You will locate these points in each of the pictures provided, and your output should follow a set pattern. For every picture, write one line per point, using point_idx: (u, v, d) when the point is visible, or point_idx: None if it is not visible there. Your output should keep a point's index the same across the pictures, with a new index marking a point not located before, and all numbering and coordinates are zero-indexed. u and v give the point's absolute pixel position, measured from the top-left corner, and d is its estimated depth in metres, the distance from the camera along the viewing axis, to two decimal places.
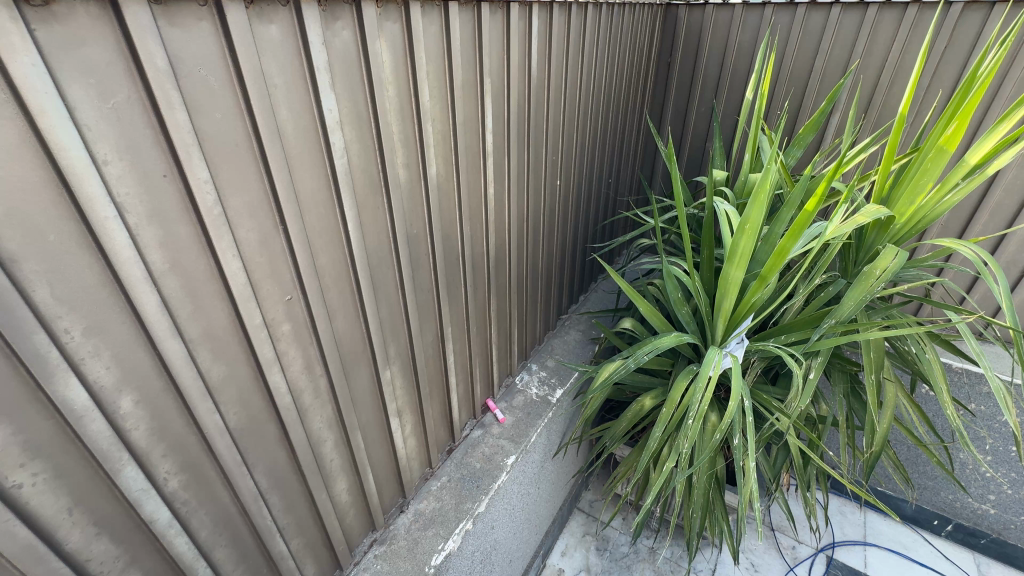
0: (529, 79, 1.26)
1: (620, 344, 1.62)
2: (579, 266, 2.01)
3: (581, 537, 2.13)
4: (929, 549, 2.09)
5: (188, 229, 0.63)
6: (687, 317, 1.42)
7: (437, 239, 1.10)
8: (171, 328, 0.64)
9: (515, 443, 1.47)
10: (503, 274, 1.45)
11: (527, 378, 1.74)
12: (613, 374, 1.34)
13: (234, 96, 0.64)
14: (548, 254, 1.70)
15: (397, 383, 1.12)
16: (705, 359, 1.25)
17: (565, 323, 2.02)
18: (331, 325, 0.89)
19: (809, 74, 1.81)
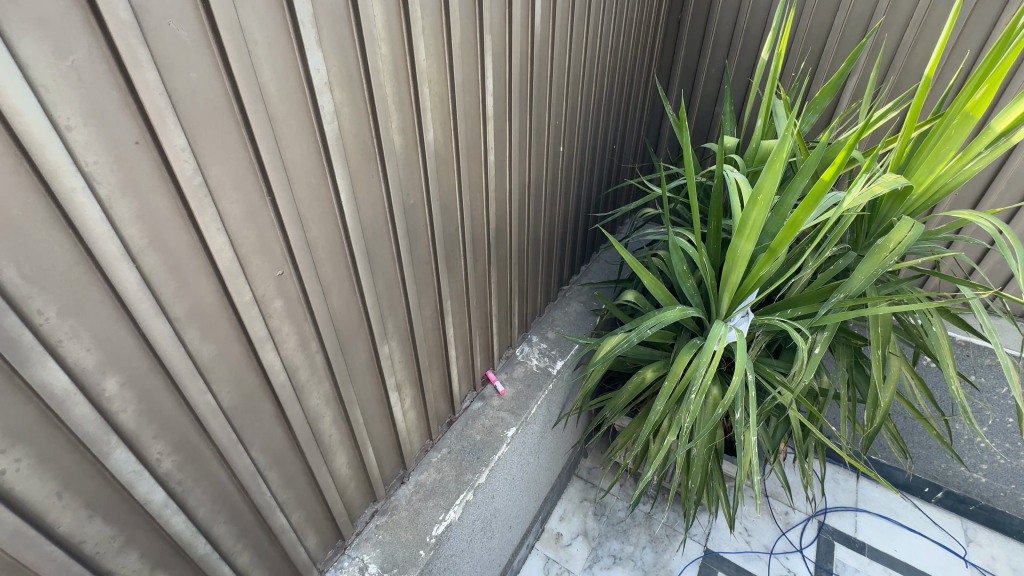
0: (532, 37, 1.18)
1: (622, 316, 1.60)
2: (581, 236, 1.96)
3: (579, 502, 2.17)
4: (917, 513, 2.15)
5: (167, 201, 0.59)
6: (691, 291, 1.39)
7: (436, 210, 1.05)
8: (155, 307, 0.61)
9: (516, 415, 1.47)
10: (504, 245, 1.41)
11: (527, 350, 1.72)
12: (615, 348, 1.32)
13: (210, 54, 0.58)
14: (549, 223, 1.65)
15: (396, 357, 1.10)
16: (710, 333, 1.23)
17: (566, 294, 1.99)
18: (325, 300, 0.86)
19: (828, 32, 1.71)
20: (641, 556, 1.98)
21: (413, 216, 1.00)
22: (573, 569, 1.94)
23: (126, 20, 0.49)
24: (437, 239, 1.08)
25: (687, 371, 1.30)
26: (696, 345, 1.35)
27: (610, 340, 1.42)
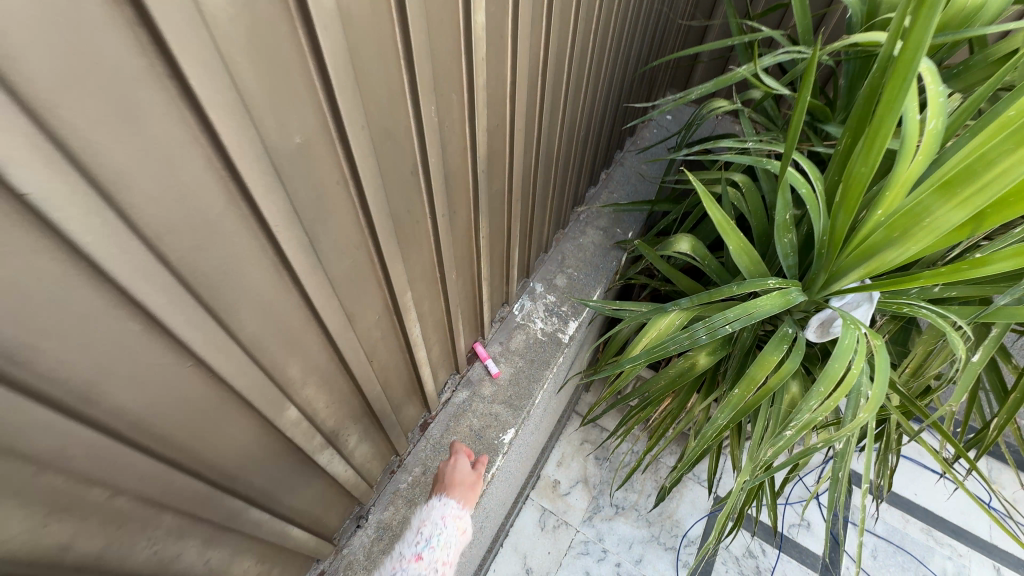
0: None
1: (668, 269, 1.12)
2: (607, 134, 1.37)
3: (579, 445, 1.94)
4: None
5: None
6: (788, 252, 0.91)
7: (363, 153, 0.50)
8: None
9: (516, 411, 1.08)
10: (499, 177, 0.85)
11: (528, 306, 1.26)
12: (671, 345, 0.86)
13: None
14: (569, 125, 1.06)
15: (319, 406, 0.64)
16: (838, 335, 0.76)
17: (580, 217, 1.46)
18: (93, 414, 0.36)
19: None
20: (645, 505, 1.80)
21: (308, 177, 0.45)
22: (572, 521, 1.76)
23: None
24: (370, 209, 0.54)
25: (773, 380, 0.87)
26: (788, 339, 0.90)
27: (657, 321, 0.96)
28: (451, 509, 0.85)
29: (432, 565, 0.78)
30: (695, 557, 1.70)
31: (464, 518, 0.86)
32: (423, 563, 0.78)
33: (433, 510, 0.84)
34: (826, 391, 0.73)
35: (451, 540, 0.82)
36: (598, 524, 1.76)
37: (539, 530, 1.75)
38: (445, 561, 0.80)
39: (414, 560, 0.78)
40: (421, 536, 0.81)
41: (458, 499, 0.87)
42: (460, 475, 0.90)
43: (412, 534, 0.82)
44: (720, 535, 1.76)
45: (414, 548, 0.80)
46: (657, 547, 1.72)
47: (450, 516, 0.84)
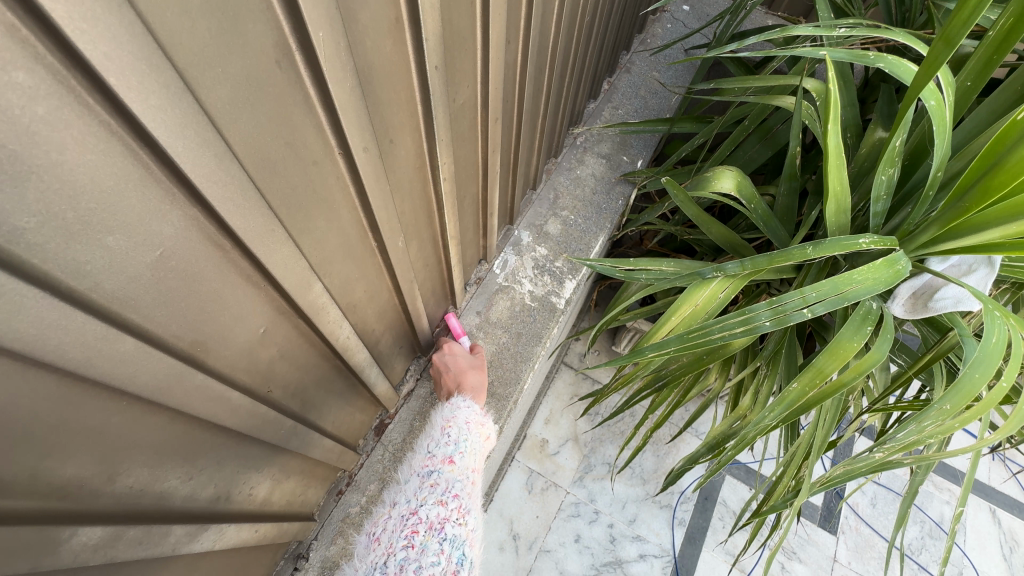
0: None
1: (699, 217, 0.83)
2: (615, 25, 1.01)
3: (568, 401, 1.76)
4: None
5: None
6: (882, 195, 0.63)
7: (89, 13, 0.19)
8: None
9: (500, 402, 0.86)
10: (468, 82, 0.53)
11: (513, 261, 0.98)
12: (717, 332, 0.60)
13: None
14: (572, 1, 0.71)
15: (174, 488, 0.39)
16: (985, 323, 0.52)
17: (577, 141, 1.14)
18: None
19: None
20: (640, 462, 1.67)
21: None
22: (561, 483, 1.63)
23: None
24: (168, 151, 0.24)
25: (850, 376, 0.64)
26: (873, 319, 0.66)
27: (694, 293, 0.70)
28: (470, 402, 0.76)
29: (465, 470, 0.70)
30: (691, 514, 1.61)
31: (488, 423, 0.77)
32: (456, 467, 0.69)
33: (461, 410, 0.73)
34: (952, 409, 0.51)
35: (479, 446, 0.74)
36: (590, 484, 1.63)
37: (526, 493, 1.61)
38: (475, 466, 0.72)
39: (446, 463, 0.69)
40: (450, 438, 0.71)
41: (471, 391, 0.78)
42: (464, 365, 0.80)
43: (439, 434, 0.72)
44: (718, 489, 1.66)
45: (445, 449, 0.70)
46: (652, 506, 1.61)
47: (476, 420, 0.75)
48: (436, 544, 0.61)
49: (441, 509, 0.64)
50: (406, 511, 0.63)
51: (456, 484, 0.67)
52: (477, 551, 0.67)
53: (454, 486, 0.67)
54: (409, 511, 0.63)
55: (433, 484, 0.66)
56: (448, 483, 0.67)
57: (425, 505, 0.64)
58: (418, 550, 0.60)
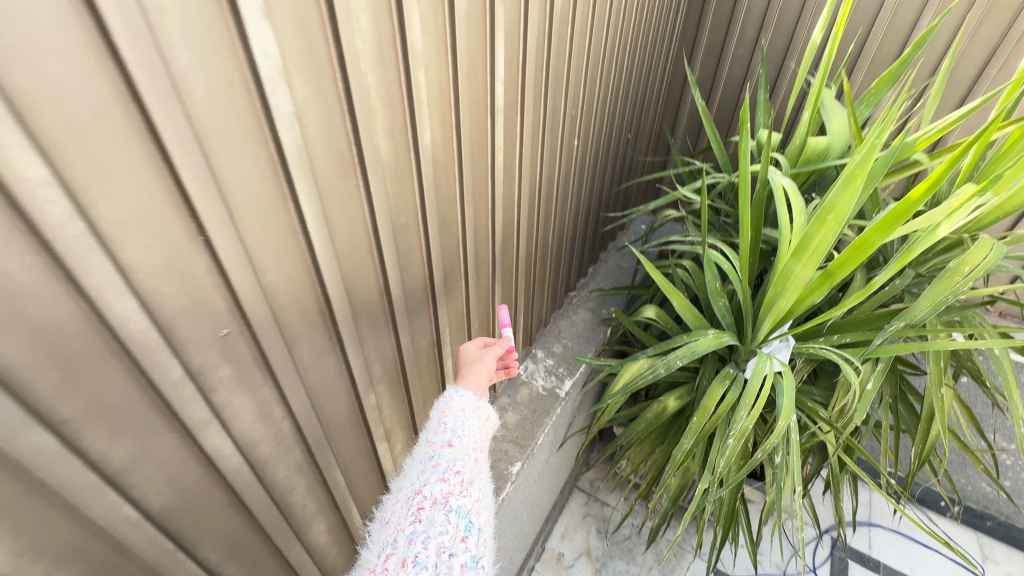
0: (550, 8, 0.96)
1: (640, 334, 1.41)
2: (590, 237, 1.77)
3: (581, 518, 2.04)
4: (930, 527, 2.02)
5: (32, 263, 0.39)
6: (724, 311, 1.21)
7: (430, 229, 0.85)
8: (29, 416, 0.42)
9: (522, 447, 1.32)
10: (509, 257, 1.21)
11: (531, 367, 1.55)
12: (639, 380, 1.15)
13: (83, 30, 0.36)
14: (560, 226, 1.46)
15: (384, 403, 0.92)
16: (754, 367, 1.07)
17: (573, 300, 1.81)
18: (293, 357, 0.67)
19: (878, 12, 1.52)
20: None
21: (402, 240, 0.80)
22: None
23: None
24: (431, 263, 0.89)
25: (720, 408, 1.12)
26: (729, 377, 1.16)
27: (629, 367, 1.25)
28: (464, 394, 0.85)
29: (465, 449, 0.75)
30: None
31: (483, 405, 0.84)
32: (455, 449, 0.75)
33: (453, 400, 0.82)
34: (749, 404, 1.04)
35: (475, 425, 0.80)
36: None
37: None
38: (475, 445, 0.78)
39: (446, 447, 0.75)
40: (448, 426, 0.78)
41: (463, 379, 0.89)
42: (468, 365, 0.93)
43: (437, 424, 0.80)
44: None
45: (443, 436, 0.77)
46: None
47: (470, 406, 0.83)
48: (442, 516, 0.67)
49: (444, 486, 0.70)
50: (412, 492, 0.70)
51: (458, 462, 0.73)
52: (487, 517, 0.73)
53: (456, 465, 0.73)
54: (415, 492, 0.70)
55: (435, 466, 0.72)
56: (449, 463, 0.73)
57: (429, 485, 0.70)
58: (426, 524, 0.66)
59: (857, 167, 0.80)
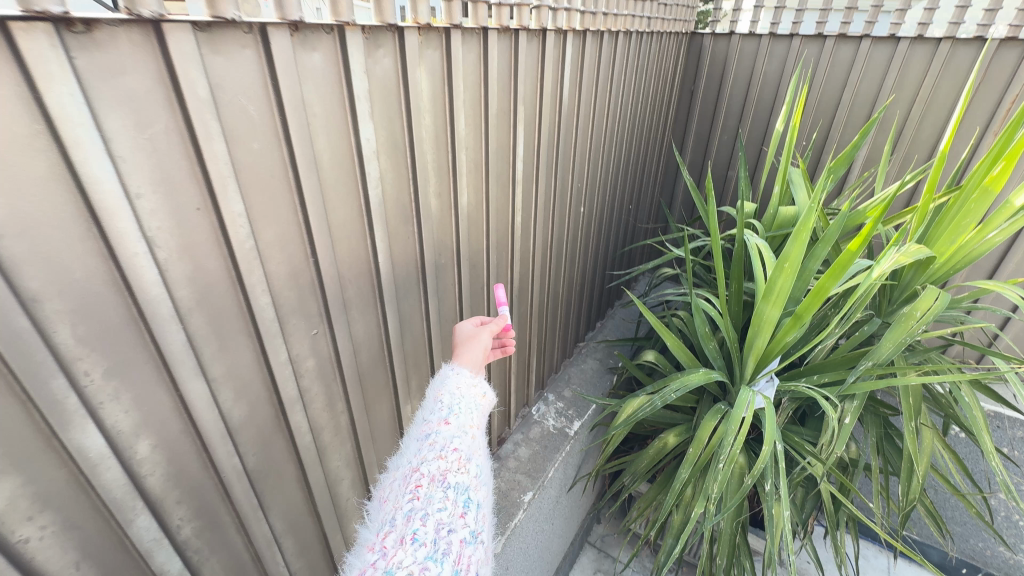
0: (560, 105, 1.24)
1: (642, 377, 1.55)
2: (598, 293, 1.98)
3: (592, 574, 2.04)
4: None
5: (219, 264, 0.60)
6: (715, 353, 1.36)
7: (463, 269, 1.06)
8: (196, 368, 0.61)
9: (533, 479, 1.43)
10: (525, 303, 1.42)
11: (543, 409, 1.69)
12: (639, 412, 1.28)
13: (273, 124, 0.61)
14: (569, 280, 1.67)
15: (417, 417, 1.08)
16: (738, 399, 1.20)
17: (582, 351, 1.98)
18: (356, 360, 0.85)
19: (837, 106, 1.81)
20: None
21: (441, 277, 1.01)
22: None
23: (195, 74, 0.51)
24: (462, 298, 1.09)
25: (713, 439, 1.24)
26: (721, 412, 1.29)
27: (630, 403, 1.38)
28: (460, 371, 0.77)
29: (463, 427, 0.67)
30: None
31: (481, 383, 0.75)
32: (453, 427, 0.66)
33: (448, 378, 0.73)
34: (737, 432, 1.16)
35: (474, 403, 0.71)
36: None
37: None
38: (473, 422, 0.69)
39: (442, 424, 0.66)
40: (444, 404, 0.70)
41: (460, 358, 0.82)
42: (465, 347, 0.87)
43: (432, 404, 0.71)
44: None
45: (440, 414, 0.68)
46: None
47: (466, 384, 0.74)
48: (441, 493, 0.58)
49: (442, 462, 0.61)
50: (409, 470, 0.62)
51: (455, 440, 0.64)
52: (487, 497, 0.64)
53: (453, 442, 0.64)
54: (412, 469, 0.61)
55: (432, 444, 0.64)
56: (446, 441, 0.64)
57: (426, 462, 0.61)
58: (424, 501, 0.57)
59: (800, 225, 1.02)
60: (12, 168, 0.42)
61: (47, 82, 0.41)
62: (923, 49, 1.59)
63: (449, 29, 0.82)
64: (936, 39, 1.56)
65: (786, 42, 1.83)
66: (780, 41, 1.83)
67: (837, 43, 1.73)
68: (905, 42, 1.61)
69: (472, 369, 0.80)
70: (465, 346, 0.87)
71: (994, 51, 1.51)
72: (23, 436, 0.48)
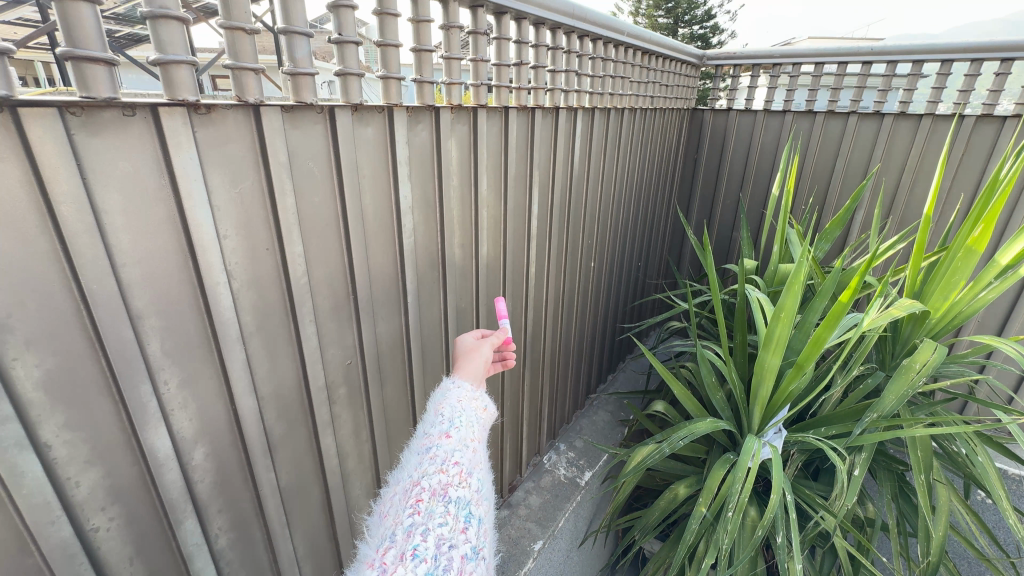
0: (571, 170, 1.39)
1: (651, 427, 1.58)
2: (608, 346, 2.05)
3: None
4: None
5: (278, 295, 0.71)
6: (722, 403, 1.40)
7: (480, 314, 1.16)
8: (249, 386, 0.70)
9: (543, 527, 1.43)
10: (537, 350, 1.50)
11: (554, 458, 1.72)
12: (647, 459, 1.30)
13: (331, 182, 0.74)
14: (580, 331, 1.75)
15: None
16: (744, 447, 1.23)
17: (594, 403, 2.02)
18: (381, 391, 0.93)
19: (831, 174, 1.95)
20: None
21: (460, 319, 1.11)
22: None
23: (278, 143, 0.65)
24: None
25: (722, 488, 1.25)
26: (729, 461, 1.30)
27: (639, 451, 1.40)
28: (461, 384, 0.76)
29: (464, 440, 0.64)
30: None
31: (482, 397, 0.74)
32: (454, 440, 0.64)
33: (449, 392, 0.71)
34: (744, 479, 1.17)
35: (475, 418, 0.69)
36: None
37: None
38: (474, 436, 0.67)
39: (443, 437, 0.64)
40: (444, 418, 0.67)
41: (462, 372, 0.82)
42: (465, 359, 0.87)
43: (432, 417, 0.68)
44: None
45: (440, 427, 0.66)
46: None
47: (468, 398, 0.73)
48: (442, 507, 0.56)
49: (443, 476, 0.59)
50: (409, 484, 0.59)
51: (456, 453, 0.62)
52: (488, 513, 0.61)
53: (454, 455, 0.62)
54: (411, 483, 0.59)
55: (433, 457, 0.61)
56: (447, 454, 0.62)
57: (426, 476, 0.59)
58: (425, 515, 0.55)
59: (792, 278, 1.11)
60: (144, 214, 0.54)
61: (176, 149, 0.55)
62: (906, 124, 1.74)
63: (476, 108, 0.98)
64: (917, 115, 1.71)
65: (779, 117, 2.01)
66: (774, 116, 2.01)
67: (826, 119, 1.90)
68: (889, 118, 1.76)
69: (473, 382, 0.79)
70: (466, 359, 0.88)
71: (973, 126, 1.64)
72: (110, 434, 0.57)
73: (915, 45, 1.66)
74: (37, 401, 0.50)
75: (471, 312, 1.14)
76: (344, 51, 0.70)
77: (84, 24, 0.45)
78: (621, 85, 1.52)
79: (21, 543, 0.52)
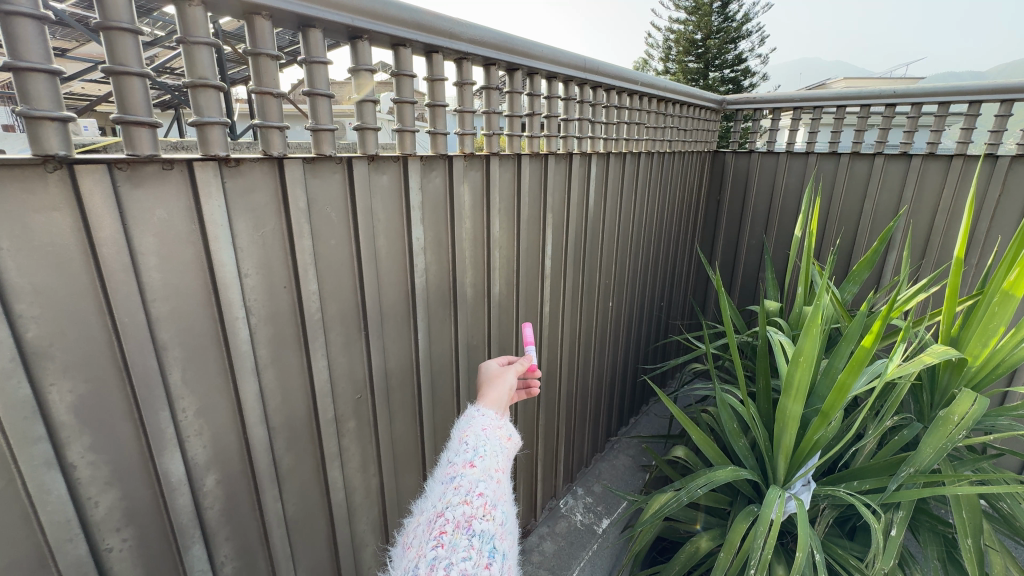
0: (586, 212, 1.42)
1: (672, 474, 1.52)
2: (630, 388, 2.01)
3: None
4: None
5: (293, 330, 0.75)
6: (744, 451, 1.33)
7: (490, 351, 1.18)
8: (260, 416, 0.73)
9: None
10: (552, 389, 1.48)
11: (571, 503, 1.68)
12: (664, 508, 1.24)
13: (347, 226, 0.79)
14: (598, 370, 1.73)
15: None
16: (766, 499, 1.16)
17: (613, 447, 1.98)
18: (390, 426, 0.96)
19: (860, 215, 1.90)
20: None
21: (472, 356, 1.13)
22: None
23: (298, 191, 0.71)
24: None
25: (744, 544, 1.17)
26: (752, 514, 1.22)
27: (657, 500, 1.33)
28: (486, 412, 0.77)
29: (488, 471, 0.66)
30: None
31: (507, 427, 0.75)
32: (478, 470, 0.65)
33: (473, 419, 0.73)
34: (766, 534, 1.10)
35: (499, 447, 0.70)
36: None
37: None
38: (499, 466, 0.68)
39: (466, 467, 0.65)
40: (469, 446, 0.69)
41: (487, 401, 0.82)
42: (488, 385, 0.87)
43: (456, 444, 0.70)
44: None
45: (464, 456, 0.67)
46: None
47: (493, 426, 0.74)
48: (466, 541, 0.56)
49: (467, 507, 0.59)
50: (433, 514, 0.59)
51: (481, 484, 0.63)
52: (513, 549, 0.61)
53: (478, 486, 0.63)
54: (435, 514, 0.59)
55: (457, 487, 0.62)
56: (472, 484, 0.63)
57: (451, 507, 0.60)
58: (449, 548, 0.55)
59: (809, 321, 1.08)
60: (174, 255, 0.60)
61: (207, 197, 0.61)
62: (936, 165, 1.70)
63: (489, 156, 1.04)
64: (947, 156, 1.67)
65: (803, 158, 2.00)
66: (797, 157, 2.00)
67: (852, 159, 1.88)
68: (917, 160, 1.73)
69: (498, 411, 0.80)
70: (491, 386, 0.88)
71: (1009, 166, 1.59)
72: (128, 457, 0.61)
73: (940, 86, 1.64)
74: (66, 423, 0.55)
75: (481, 350, 1.16)
76: (363, 108, 0.77)
77: (134, 94, 0.53)
78: (636, 130, 1.56)
79: (40, 559, 0.56)
